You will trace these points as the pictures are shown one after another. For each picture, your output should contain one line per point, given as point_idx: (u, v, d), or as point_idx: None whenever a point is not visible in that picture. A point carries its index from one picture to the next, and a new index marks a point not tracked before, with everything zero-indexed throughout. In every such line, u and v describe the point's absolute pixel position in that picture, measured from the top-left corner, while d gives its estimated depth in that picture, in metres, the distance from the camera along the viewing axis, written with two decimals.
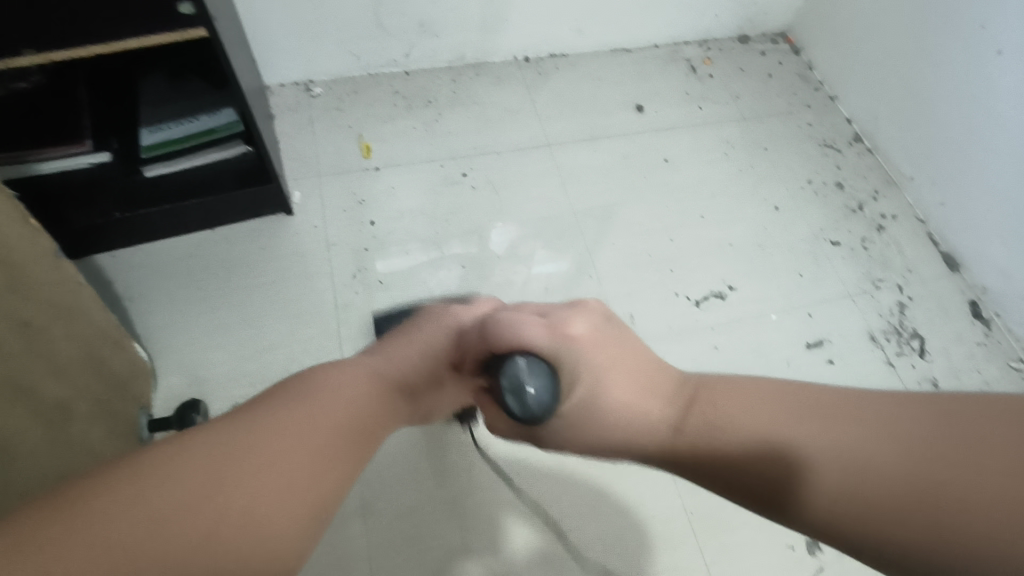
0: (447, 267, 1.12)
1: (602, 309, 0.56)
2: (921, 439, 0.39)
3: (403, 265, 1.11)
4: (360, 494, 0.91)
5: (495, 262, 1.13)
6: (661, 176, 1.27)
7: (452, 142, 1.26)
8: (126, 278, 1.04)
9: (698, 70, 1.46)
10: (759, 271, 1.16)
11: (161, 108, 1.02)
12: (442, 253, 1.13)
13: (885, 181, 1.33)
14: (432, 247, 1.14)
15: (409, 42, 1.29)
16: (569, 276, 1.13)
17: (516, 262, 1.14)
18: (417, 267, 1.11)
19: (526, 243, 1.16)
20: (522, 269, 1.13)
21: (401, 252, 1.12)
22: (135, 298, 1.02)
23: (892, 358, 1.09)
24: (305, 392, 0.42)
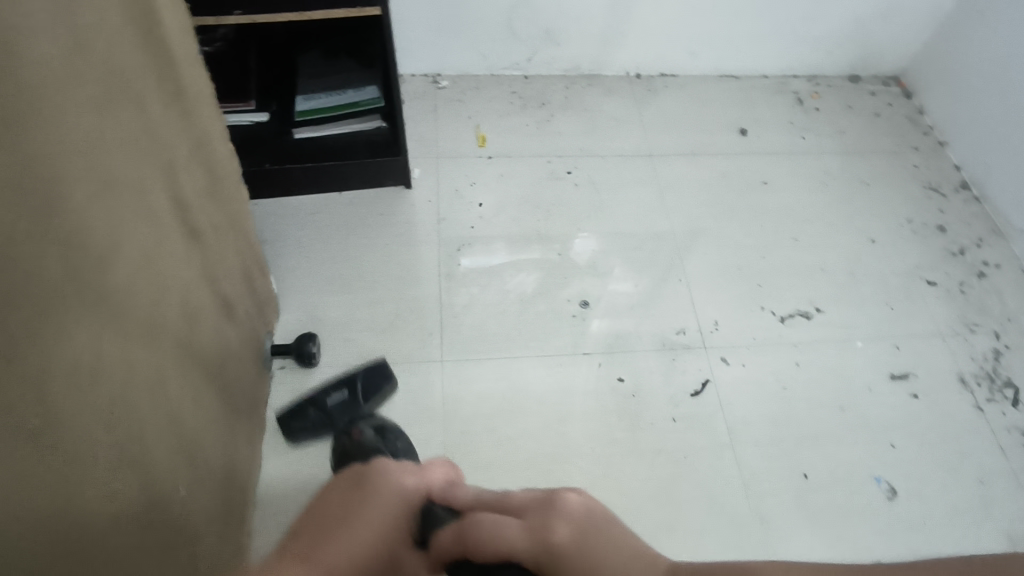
0: (529, 272, 1.16)
1: (586, 496, 0.50)
2: None
3: (488, 261, 1.17)
4: (447, 441, 0.97)
5: (573, 269, 1.17)
6: (758, 197, 1.31)
7: (560, 142, 1.35)
8: (267, 222, 1.17)
9: (805, 102, 1.49)
10: (847, 298, 1.17)
11: (319, 81, 1.16)
12: (521, 252, 1.19)
13: (991, 230, 1.31)
14: (516, 243, 1.20)
15: (533, 48, 1.39)
16: (642, 296, 1.15)
17: (593, 274, 1.17)
18: (502, 265, 1.17)
19: (607, 258, 1.20)
20: (599, 282, 1.16)
21: (486, 249, 1.19)
22: (269, 240, 1.15)
23: (981, 403, 1.07)
24: None
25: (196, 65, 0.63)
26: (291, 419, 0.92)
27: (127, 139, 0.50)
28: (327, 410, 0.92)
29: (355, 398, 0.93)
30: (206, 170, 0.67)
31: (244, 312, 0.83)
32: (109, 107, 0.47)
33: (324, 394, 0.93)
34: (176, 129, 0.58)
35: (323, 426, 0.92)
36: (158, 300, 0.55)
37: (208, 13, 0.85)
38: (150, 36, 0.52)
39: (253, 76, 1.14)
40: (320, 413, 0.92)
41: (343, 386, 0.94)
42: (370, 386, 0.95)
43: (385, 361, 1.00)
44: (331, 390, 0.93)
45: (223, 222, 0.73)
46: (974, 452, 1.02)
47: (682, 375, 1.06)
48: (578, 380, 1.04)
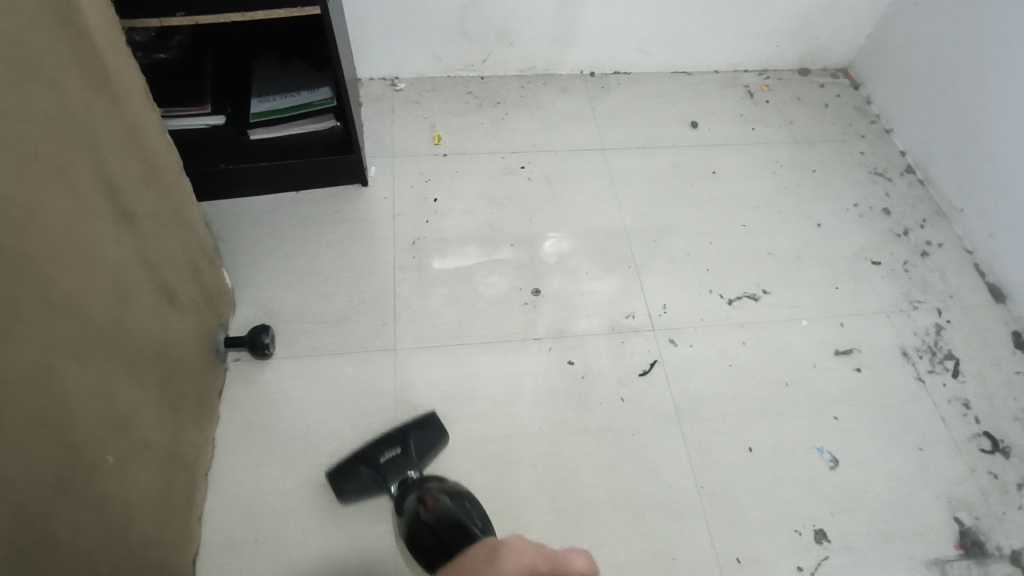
0: (503, 274, 1.18)
1: None
2: None
3: (457, 265, 1.19)
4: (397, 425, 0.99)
5: (546, 270, 1.19)
6: (707, 186, 1.35)
7: (515, 139, 1.39)
8: (225, 221, 1.20)
9: (755, 95, 1.53)
10: (794, 280, 1.20)
11: (273, 85, 1.20)
12: (495, 259, 1.20)
13: (934, 211, 1.35)
14: (485, 248, 1.22)
15: (488, 49, 1.43)
16: (613, 296, 1.16)
17: (561, 272, 1.19)
18: (475, 268, 1.19)
19: (579, 260, 1.21)
20: (571, 284, 1.18)
21: (459, 254, 1.21)
22: (227, 238, 1.18)
23: (923, 374, 1.10)
24: None
25: (125, 56, 0.66)
26: (342, 479, 0.91)
27: (47, 119, 0.53)
28: (380, 467, 0.91)
29: (408, 456, 0.92)
30: (139, 156, 0.69)
31: (189, 301, 0.85)
32: (26, 85, 0.50)
33: (376, 452, 0.92)
34: (104, 116, 0.61)
35: (373, 484, 0.91)
36: (82, 273, 0.57)
37: (151, 15, 0.87)
38: (72, 26, 0.56)
39: (208, 81, 1.17)
40: (373, 470, 0.91)
41: (396, 444, 0.93)
42: (422, 442, 0.94)
43: (435, 416, 0.99)
44: (384, 448, 0.92)
45: (163, 211, 0.76)
46: (915, 421, 1.04)
47: (631, 357, 1.08)
48: (530, 364, 1.07)
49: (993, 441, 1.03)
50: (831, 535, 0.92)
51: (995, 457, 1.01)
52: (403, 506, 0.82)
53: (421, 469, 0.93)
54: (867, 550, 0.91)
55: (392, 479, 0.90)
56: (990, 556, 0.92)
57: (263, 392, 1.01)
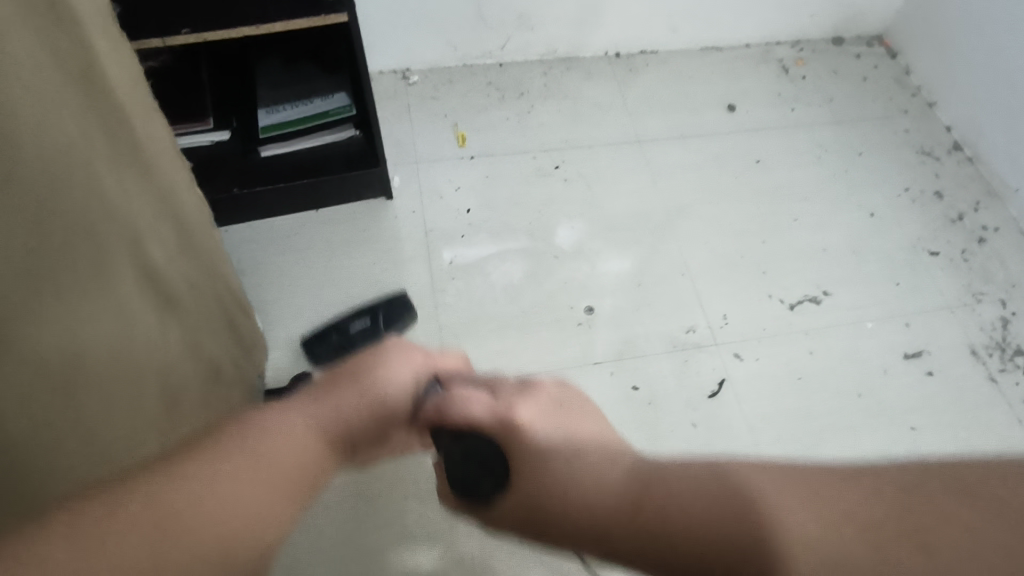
0: (514, 261, 1.12)
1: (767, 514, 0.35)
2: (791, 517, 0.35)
3: (477, 255, 1.12)
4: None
5: (579, 270, 1.12)
6: (751, 177, 1.26)
7: (544, 135, 1.28)
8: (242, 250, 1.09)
9: (790, 71, 1.43)
10: (853, 278, 1.14)
11: (282, 92, 1.06)
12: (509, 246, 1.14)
13: (986, 191, 1.29)
14: (530, 260, 1.13)
15: (506, 34, 1.31)
16: (669, 308, 1.09)
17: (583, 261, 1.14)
18: (503, 271, 1.11)
19: (594, 244, 1.16)
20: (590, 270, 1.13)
21: (473, 243, 1.14)
22: (247, 270, 1.07)
23: (995, 374, 1.06)
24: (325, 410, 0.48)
25: (152, 113, 0.56)
26: (316, 343, 0.97)
27: (74, 222, 0.45)
28: (350, 336, 0.97)
29: (376, 326, 0.98)
30: (177, 227, 0.60)
31: (232, 374, 0.77)
32: (37, 181, 0.41)
33: (348, 323, 0.98)
34: (135, 195, 0.52)
35: (343, 351, 0.95)
36: (122, 390, 0.51)
37: (154, 34, 0.74)
38: (94, 97, 0.46)
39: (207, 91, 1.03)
40: (343, 337, 0.97)
41: (366, 316, 0.99)
42: (391, 315, 1.00)
43: (405, 295, 1.03)
44: (355, 319, 0.98)
45: (204, 280, 0.67)
46: (992, 426, 1.01)
47: (697, 376, 1.02)
48: (592, 391, 1.00)
49: None
50: None
51: None
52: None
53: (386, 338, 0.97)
54: None
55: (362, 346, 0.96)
56: None
57: None
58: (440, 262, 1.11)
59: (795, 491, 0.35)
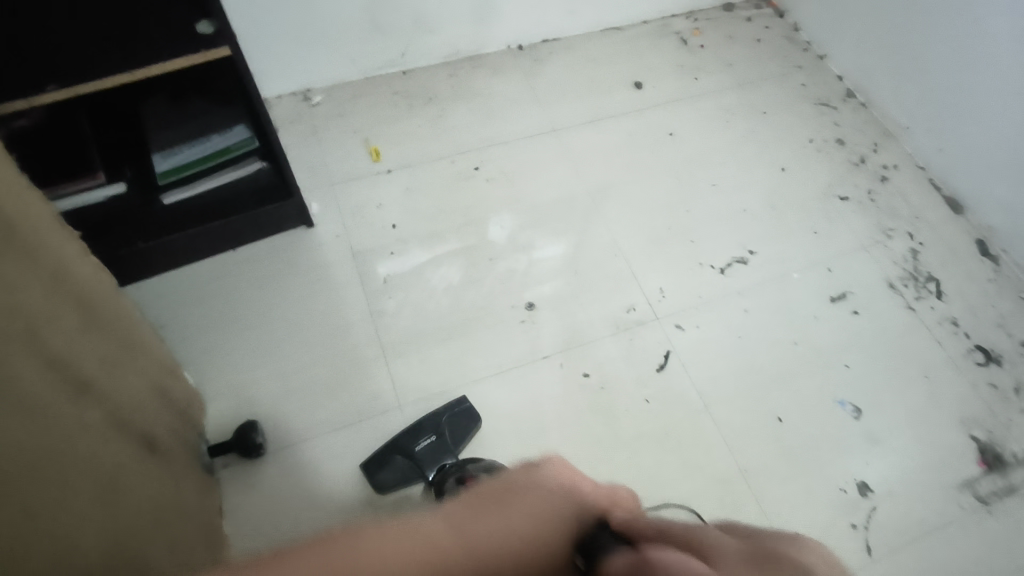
0: (450, 265, 1.12)
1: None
2: None
3: (408, 264, 1.12)
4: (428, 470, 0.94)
5: (512, 264, 1.13)
6: (668, 150, 1.29)
7: (460, 138, 1.27)
8: (168, 301, 1.05)
9: (688, 41, 1.47)
10: (775, 234, 1.19)
11: (175, 132, 1.00)
12: (439, 249, 1.14)
13: (882, 133, 1.37)
14: (463, 263, 1.12)
15: (406, 40, 1.29)
16: (609, 290, 1.11)
17: (516, 250, 1.15)
18: (438, 280, 1.10)
19: (526, 233, 1.17)
20: (523, 256, 1.14)
21: (400, 252, 1.13)
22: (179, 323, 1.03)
23: (912, 302, 1.13)
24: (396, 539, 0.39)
25: (28, 191, 0.55)
26: (379, 469, 0.91)
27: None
28: (415, 455, 0.91)
29: (444, 442, 0.92)
30: (73, 303, 0.58)
31: (168, 441, 0.74)
32: None
33: (411, 441, 0.92)
34: (24, 282, 0.51)
35: (411, 475, 0.90)
36: (74, 495, 0.50)
37: (20, 96, 0.70)
38: None
39: (91, 143, 0.96)
40: (408, 458, 0.91)
41: (429, 432, 0.93)
42: (454, 422, 0.95)
43: (468, 402, 0.97)
44: (418, 438, 0.92)
45: (116, 351, 0.65)
46: (917, 351, 1.08)
47: (643, 352, 1.04)
48: (546, 382, 1.01)
49: (985, 352, 1.08)
50: (873, 486, 0.95)
51: (990, 367, 1.07)
52: (442, 488, 0.86)
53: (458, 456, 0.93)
54: (907, 492, 0.95)
55: (430, 467, 0.90)
56: (1010, 466, 0.98)
57: (264, 487, 0.91)
58: (374, 276, 1.10)
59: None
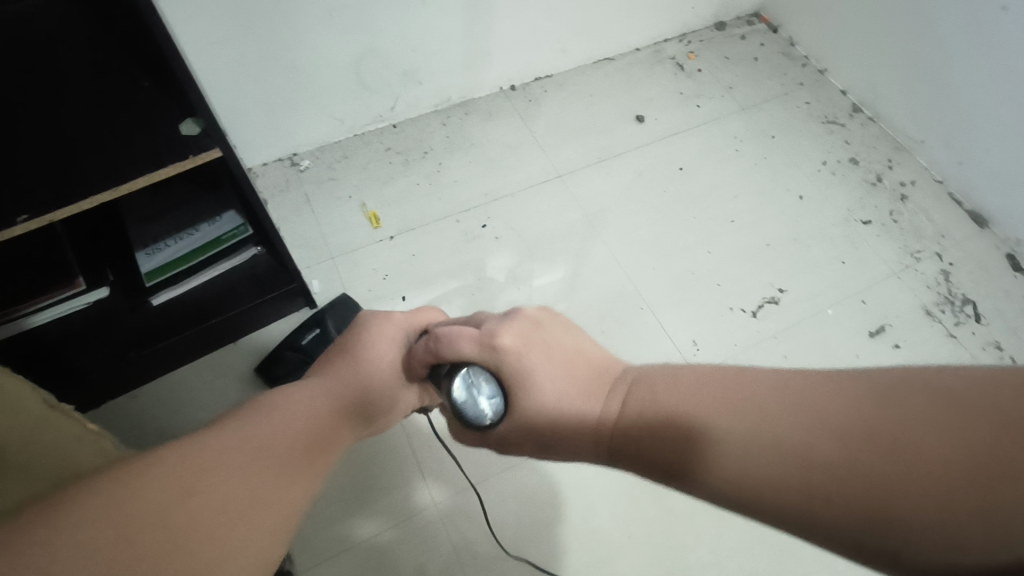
0: (455, 303, 1.08)
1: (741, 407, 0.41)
2: (808, 433, 0.37)
3: (403, 313, 1.06)
4: (499, 563, 0.88)
5: None
6: (679, 186, 1.24)
7: (461, 193, 1.20)
8: (177, 402, 0.96)
9: (685, 66, 1.42)
10: (802, 268, 1.14)
11: (160, 226, 0.91)
12: (439, 288, 1.09)
13: (894, 147, 1.33)
14: None
15: (394, 94, 1.21)
16: (640, 347, 1.04)
17: (511, 282, 1.11)
18: None
19: (522, 263, 1.13)
20: (520, 288, 1.10)
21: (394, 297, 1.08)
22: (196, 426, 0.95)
23: (952, 330, 1.09)
24: (278, 414, 0.47)
25: None
26: (273, 365, 0.96)
27: None
28: (306, 349, 0.96)
29: (329, 333, 0.97)
30: None
31: None
32: None
33: (297, 337, 0.97)
34: None
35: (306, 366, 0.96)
36: None
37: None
38: None
39: (69, 248, 0.86)
40: (299, 352, 0.96)
41: (314, 326, 0.98)
42: (339, 317, 0.99)
43: (348, 295, 1.01)
44: (303, 333, 0.97)
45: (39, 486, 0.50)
46: None
47: None
48: None
49: None
50: None
51: None
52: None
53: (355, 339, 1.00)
54: None
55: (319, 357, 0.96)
56: None
57: None
58: None
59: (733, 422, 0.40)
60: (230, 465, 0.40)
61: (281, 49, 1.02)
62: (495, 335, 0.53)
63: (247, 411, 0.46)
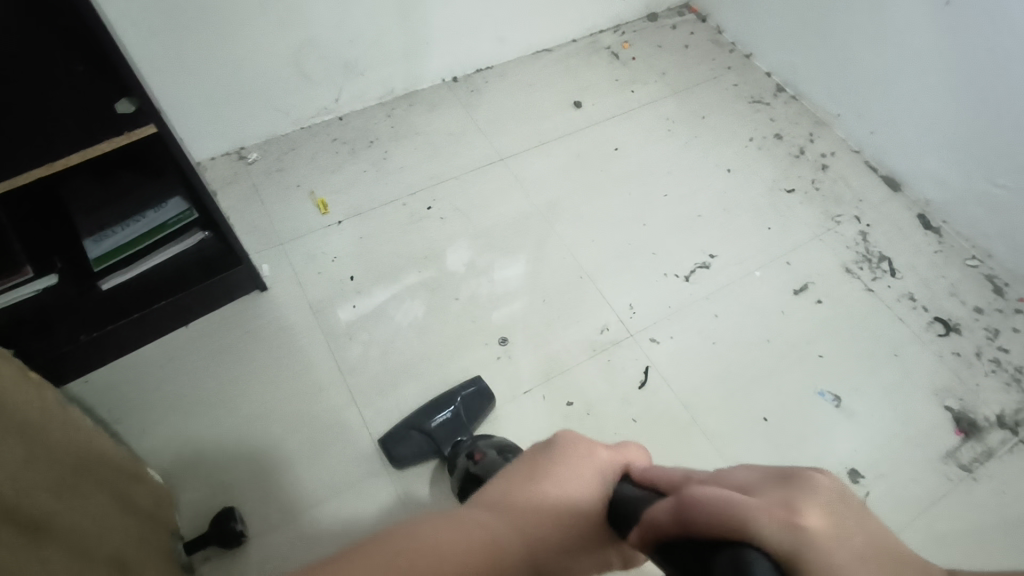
0: (411, 298, 1.10)
1: (836, 483, 0.32)
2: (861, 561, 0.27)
3: (371, 304, 1.09)
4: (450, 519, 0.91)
5: (478, 300, 1.10)
6: (616, 165, 1.31)
7: (407, 178, 1.25)
8: (157, 432, 0.95)
9: (619, 55, 1.50)
10: (730, 235, 1.22)
11: (105, 213, 0.93)
12: (400, 284, 1.12)
13: (815, 122, 1.42)
14: (428, 304, 1.09)
15: (338, 86, 1.26)
16: (581, 313, 1.10)
17: (475, 277, 1.13)
18: (406, 327, 1.07)
19: (484, 259, 1.15)
20: (484, 284, 1.12)
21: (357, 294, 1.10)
22: (195, 485, 0.91)
23: (869, 284, 1.17)
24: (426, 535, 0.37)
25: None
26: (397, 444, 0.93)
27: None
28: (433, 432, 0.93)
29: (460, 419, 0.95)
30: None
31: (138, 553, 0.67)
32: None
33: (427, 418, 0.94)
34: None
35: (428, 449, 0.93)
36: None
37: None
38: None
39: (13, 237, 0.86)
40: (426, 434, 0.93)
41: (445, 407, 0.95)
42: (471, 404, 0.97)
43: (484, 380, 1.00)
44: (433, 413, 0.95)
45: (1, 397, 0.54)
46: (883, 331, 1.11)
47: (623, 371, 1.04)
48: (532, 417, 0.99)
49: (944, 323, 1.12)
50: (863, 471, 0.97)
51: (951, 337, 1.11)
52: (455, 467, 0.87)
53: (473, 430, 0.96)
54: (895, 471, 0.97)
55: (445, 443, 0.93)
56: (985, 429, 1.01)
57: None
58: (339, 317, 1.07)
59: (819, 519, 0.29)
60: None
61: (223, 41, 1.06)
62: (749, 479, 0.33)
63: (390, 538, 0.37)
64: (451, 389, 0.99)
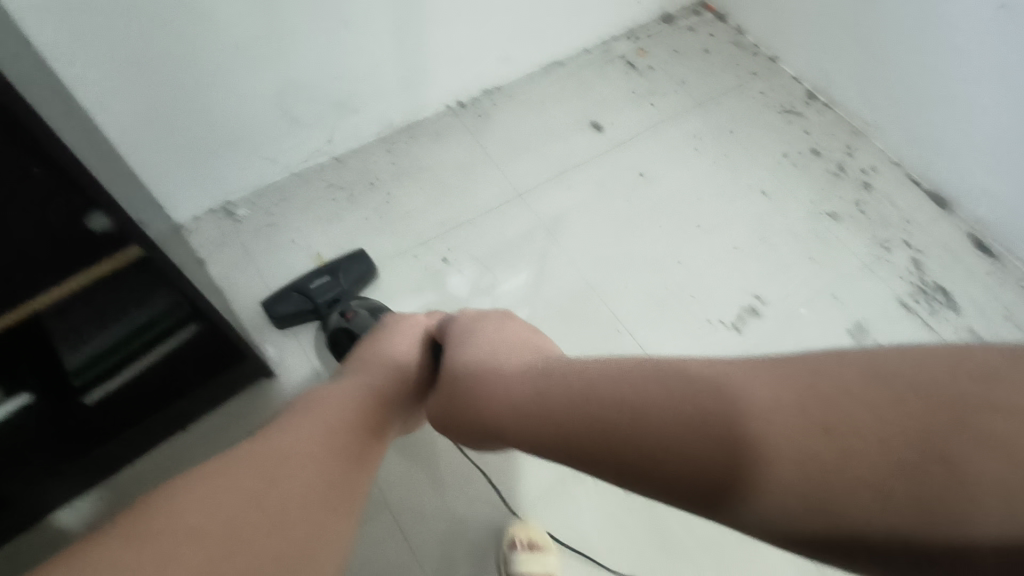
0: None
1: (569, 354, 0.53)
2: (813, 421, 0.34)
3: None
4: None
5: None
6: (645, 194, 1.19)
7: (418, 227, 1.12)
8: None
9: (636, 64, 1.36)
10: (776, 271, 1.12)
11: None
12: None
13: (851, 132, 1.32)
14: None
15: (331, 126, 1.11)
16: None
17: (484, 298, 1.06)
18: None
19: (486, 272, 1.08)
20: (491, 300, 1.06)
21: None
22: None
23: (928, 320, 1.08)
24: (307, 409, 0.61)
25: None
26: (278, 303, 1.00)
27: None
28: (312, 293, 1.00)
29: (338, 282, 1.02)
30: None
31: None
32: None
33: (307, 281, 1.01)
34: None
35: (307, 309, 1.00)
36: None
37: None
38: None
39: None
40: (305, 296, 1.00)
41: (326, 273, 1.02)
42: (352, 273, 1.03)
43: (365, 251, 1.07)
44: (314, 278, 1.02)
45: None
46: None
47: None
48: (588, 506, 0.93)
49: None
50: None
51: None
52: (327, 321, 0.97)
53: (354, 293, 1.03)
54: None
55: (323, 301, 1.00)
56: None
57: None
58: None
59: (783, 403, 0.35)
60: (212, 508, 0.44)
61: (195, 89, 0.90)
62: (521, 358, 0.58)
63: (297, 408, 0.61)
64: (336, 259, 1.06)
